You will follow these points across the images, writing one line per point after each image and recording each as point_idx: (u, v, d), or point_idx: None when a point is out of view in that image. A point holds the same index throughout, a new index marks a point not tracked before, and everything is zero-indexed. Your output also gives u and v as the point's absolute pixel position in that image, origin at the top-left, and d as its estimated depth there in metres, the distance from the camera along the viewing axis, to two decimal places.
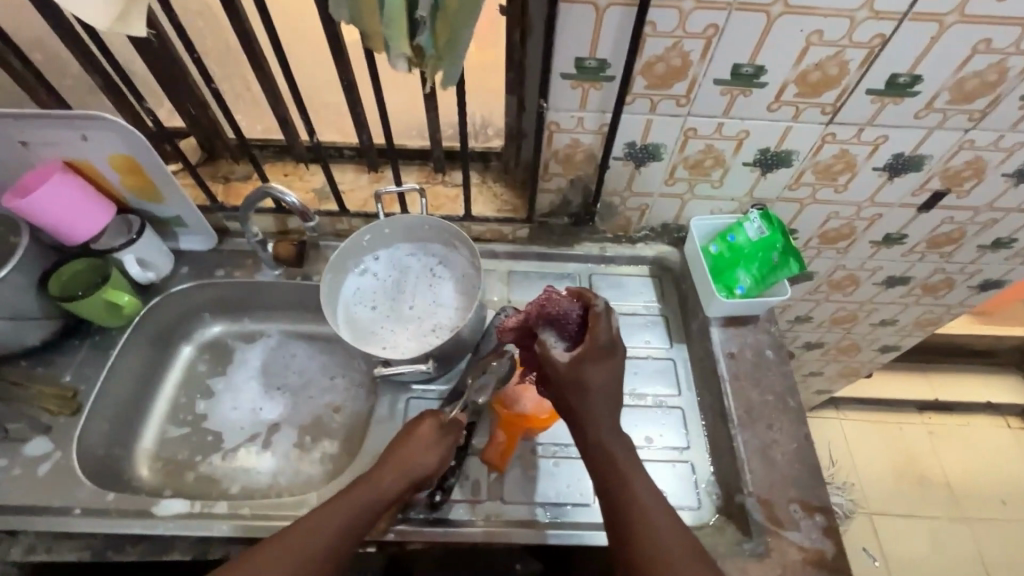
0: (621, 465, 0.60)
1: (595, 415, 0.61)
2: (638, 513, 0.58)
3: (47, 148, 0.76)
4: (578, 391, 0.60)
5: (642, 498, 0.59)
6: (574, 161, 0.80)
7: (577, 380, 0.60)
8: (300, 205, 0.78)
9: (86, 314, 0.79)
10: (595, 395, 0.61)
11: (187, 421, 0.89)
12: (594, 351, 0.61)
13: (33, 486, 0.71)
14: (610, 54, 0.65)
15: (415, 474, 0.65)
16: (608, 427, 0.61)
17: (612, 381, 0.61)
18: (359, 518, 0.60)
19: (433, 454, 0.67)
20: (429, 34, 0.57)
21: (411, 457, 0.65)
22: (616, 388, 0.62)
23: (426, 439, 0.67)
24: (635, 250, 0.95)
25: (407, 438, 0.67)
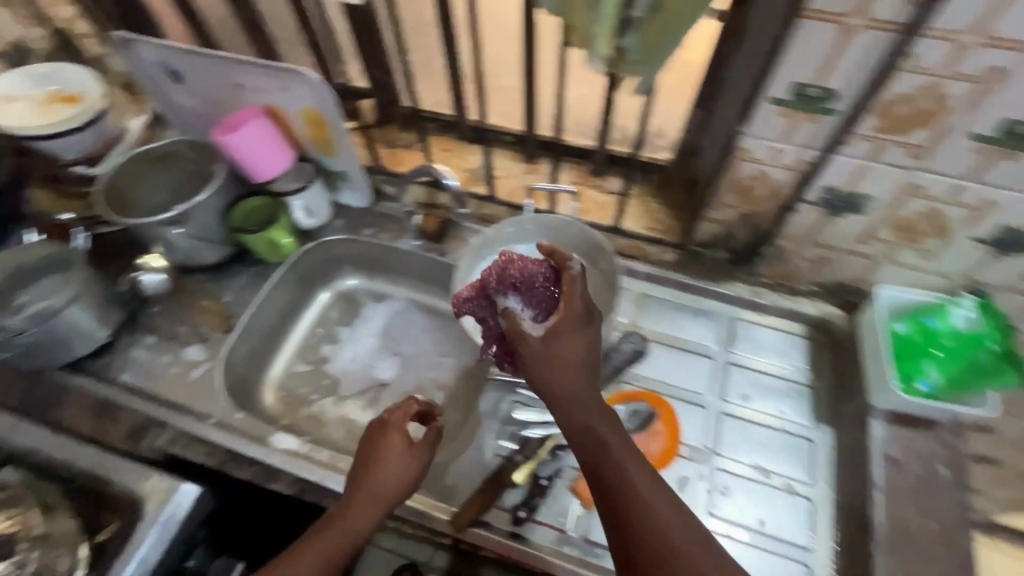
0: (612, 445, 0.56)
1: (571, 389, 0.58)
2: (635, 497, 0.53)
3: (255, 92, 0.84)
4: (553, 363, 0.58)
5: (639, 483, 0.54)
6: (753, 195, 0.70)
7: (547, 348, 0.58)
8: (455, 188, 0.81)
9: (254, 246, 0.88)
10: (577, 368, 0.58)
11: (311, 360, 0.96)
12: (565, 318, 0.59)
13: (185, 387, 0.81)
14: (843, 85, 0.55)
15: (395, 475, 0.63)
16: (593, 403, 0.58)
17: (589, 353, 0.59)
18: (359, 522, 0.61)
19: (402, 470, 0.64)
20: (636, 37, 0.52)
21: (387, 473, 0.63)
22: (586, 355, 0.59)
23: (389, 458, 0.64)
24: (794, 303, 0.84)
25: (382, 449, 0.65)
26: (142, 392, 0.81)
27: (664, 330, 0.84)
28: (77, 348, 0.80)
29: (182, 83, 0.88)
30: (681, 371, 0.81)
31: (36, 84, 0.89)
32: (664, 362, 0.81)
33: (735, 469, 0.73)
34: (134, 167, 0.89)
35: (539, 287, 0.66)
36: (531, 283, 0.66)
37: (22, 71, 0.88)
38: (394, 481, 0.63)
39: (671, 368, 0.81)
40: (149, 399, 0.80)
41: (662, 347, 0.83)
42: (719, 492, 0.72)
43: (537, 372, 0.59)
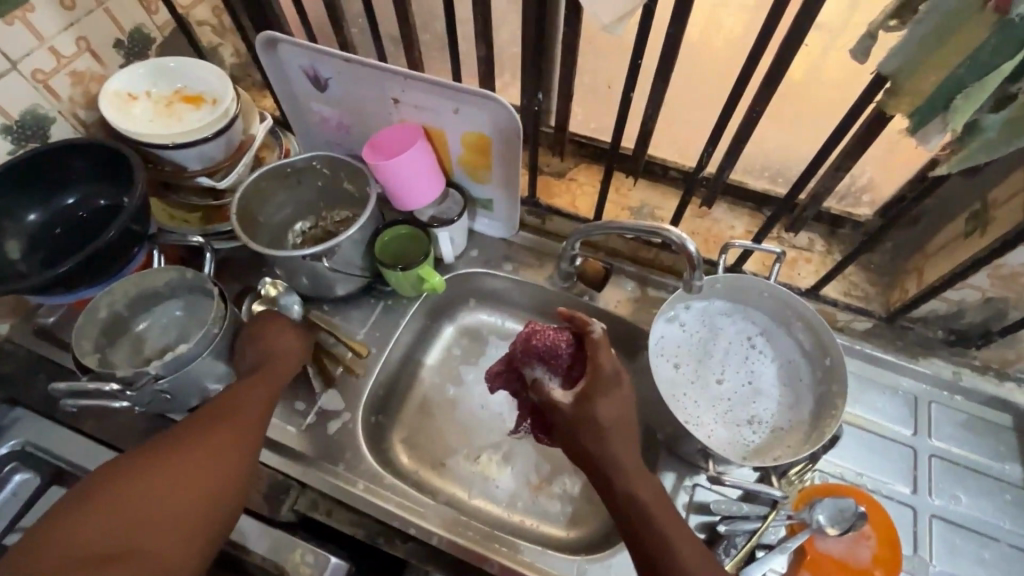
0: (652, 507, 0.55)
1: (614, 453, 0.58)
2: (672, 552, 0.53)
3: (414, 111, 0.74)
4: (592, 430, 0.59)
5: (675, 541, 0.54)
6: (1017, 282, 0.61)
7: (589, 416, 0.59)
8: (694, 255, 0.64)
9: (396, 283, 0.78)
10: (614, 433, 0.58)
11: (438, 404, 0.87)
12: (597, 381, 0.60)
13: (323, 442, 0.72)
14: None
15: (272, 356, 0.68)
16: (634, 467, 0.58)
17: (623, 414, 0.59)
18: (258, 401, 0.63)
19: (291, 339, 0.70)
20: (1006, 115, 0.42)
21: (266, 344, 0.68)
22: (627, 421, 0.60)
23: (278, 331, 0.70)
24: (1002, 389, 0.74)
25: (267, 327, 0.70)
26: (274, 444, 0.72)
27: (856, 410, 0.75)
28: (206, 390, 0.71)
29: (325, 91, 0.78)
30: (878, 462, 0.72)
31: (159, 80, 0.79)
32: (860, 450, 0.73)
33: None
34: (266, 182, 0.79)
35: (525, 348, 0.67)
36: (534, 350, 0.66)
37: (146, 65, 0.78)
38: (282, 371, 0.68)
39: (868, 458, 0.72)
40: (284, 453, 0.71)
41: (855, 432, 0.74)
42: None
43: (574, 440, 0.60)
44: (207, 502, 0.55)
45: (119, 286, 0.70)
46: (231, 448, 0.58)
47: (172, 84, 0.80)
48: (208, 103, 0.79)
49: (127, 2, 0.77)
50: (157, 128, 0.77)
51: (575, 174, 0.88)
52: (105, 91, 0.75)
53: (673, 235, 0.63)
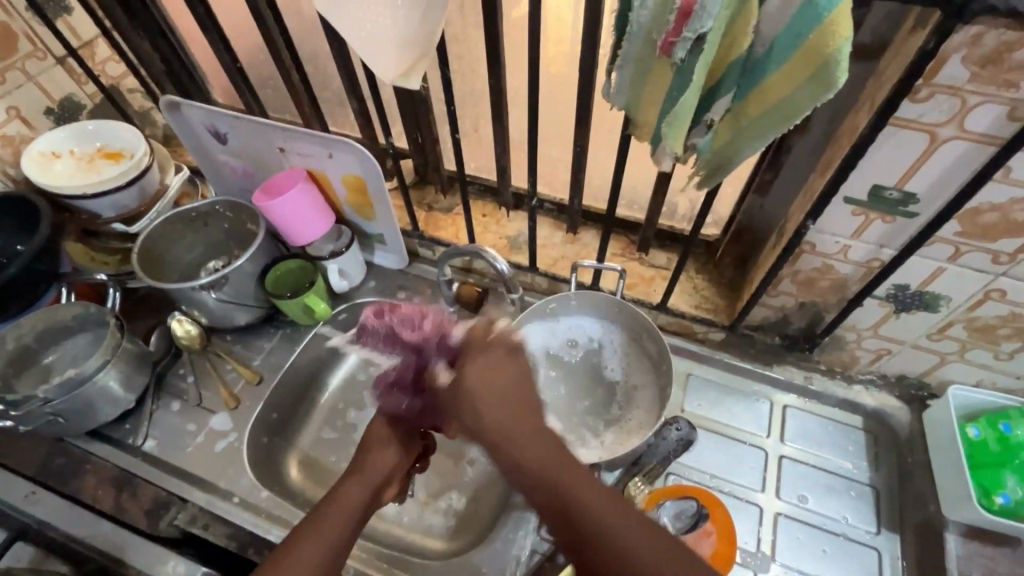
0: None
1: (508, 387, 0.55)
2: (553, 476, 0.43)
3: (299, 158, 0.84)
4: (455, 397, 0.46)
5: (563, 466, 0.43)
6: (816, 286, 0.67)
7: (458, 387, 0.46)
8: (507, 274, 0.72)
9: (288, 311, 0.86)
10: (478, 383, 0.45)
11: (338, 426, 0.92)
12: (477, 336, 0.48)
13: (209, 460, 0.77)
14: (925, 191, 0.52)
15: (391, 468, 0.62)
16: (496, 381, 0.45)
17: (506, 358, 0.46)
18: (357, 497, 0.58)
19: (396, 443, 0.64)
20: (711, 136, 0.50)
21: (377, 454, 0.62)
22: (504, 370, 0.46)
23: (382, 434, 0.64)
24: (851, 392, 0.79)
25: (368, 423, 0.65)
26: (163, 464, 0.77)
27: (712, 415, 0.80)
28: (101, 414, 0.77)
29: (226, 143, 0.88)
30: (730, 463, 0.76)
31: (81, 140, 0.90)
32: (713, 453, 0.77)
33: None
34: (173, 225, 0.88)
35: (417, 333, 0.59)
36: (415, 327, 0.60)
37: (67, 128, 0.88)
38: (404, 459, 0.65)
39: (721, 461, 0.76)
40: (170, 472, 0.76)
41: (710, 435, 0.78)
42: None
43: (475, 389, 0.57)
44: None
45: (27, 320, 0.77)
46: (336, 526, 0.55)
47: (93, 143, 0.90)
48: (124, 158, 0.89)
49: (57, 76, 0.89)
50: (75, 181, 0.87)
51: (460, 210, 0.96)
52: (29, 151, 0.86)
53: (491, 256, 0.71)
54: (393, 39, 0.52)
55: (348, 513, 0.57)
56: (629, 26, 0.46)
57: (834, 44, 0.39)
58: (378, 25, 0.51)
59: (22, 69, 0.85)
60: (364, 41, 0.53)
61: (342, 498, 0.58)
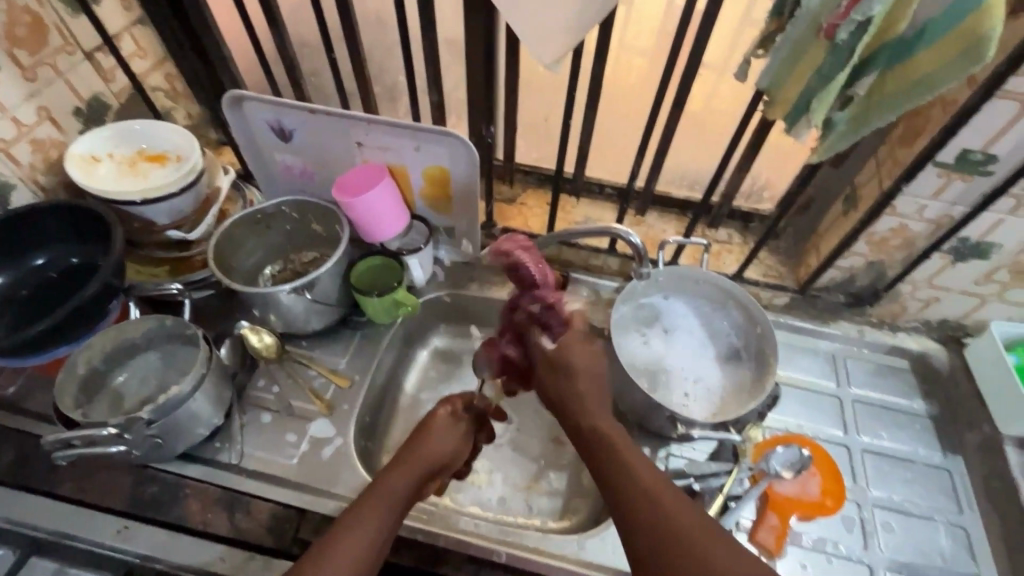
0: (617, 445, 0.63)
1: (581, 400, 0.69)
2: (630, 473, 0.59)
3: (377, 152, 0.82)
4: (561, 363, 0.71)
5: (633, 463, 0.61)
6: (888, 245, 0.76)
7: (566, 362, 0.71)
8: (641, 249, 0.74)
9: (374, 309, 0.83)
10: (567, 369, 0.71)
11: (423, 423, 0.91)
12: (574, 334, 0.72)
13: (320, 469, 0.74)
14: (1006, 152, 0.61)
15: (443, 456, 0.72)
16: (597, 411, 0.68)
17: (591, 364, 0.71)
18: (406, 481, 0.65)
19: (450, 438, 0.74)
20: (848, 111, 0.56)
21: (431, 445, 0.71)
22: (596, 372, 0.71)
23: (441, 424, 0.74)
24: (897, 339, 0.89)
25: (431, 415, 0.74)
26: (270, 478, 0.73)
27: (788, 372, 0.87)
28: (195, 434, 0.71)
29: (289, 141, 0.84)
30: (813, 413, 0.84)
31: (122, 142, 0.82)
32: (796, 404, 0.85)
33: (892, 505, 0.76)
34: (239, 228, 0.83)
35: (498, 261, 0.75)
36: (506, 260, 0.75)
37: (111, 128, 0.81)
38: (450, 458, 0.73)
39: (805, 411, 0.84)
40: (281, 485, 0.72)
41: (790, 389, 0.86)
42: (885, 531, 0.74)
43: (558, 395, 0.71)
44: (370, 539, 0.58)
45: (97, 341, 0.70)
46: (397, 503, 0.63)
47: (135, 145, 0.83)
48: (173, 161, 0.82)
49: (86, 72, 0.81)
50: (123, 186, 0.79)
51: (524, 199, 0.99)
52: (68, 155, 0.78)
53: (621, 231, 0.73)
54: (559, 25, 0.54)
55: (394, 490, 0.64)
56: (797, 12, 0.51)
57: (989, 25, 0.46)
58: (548, 14, 0.54)
59: (52, 65, 0.76)
60: (528, 28, 0.55)
61: (391, 476, 0.65)
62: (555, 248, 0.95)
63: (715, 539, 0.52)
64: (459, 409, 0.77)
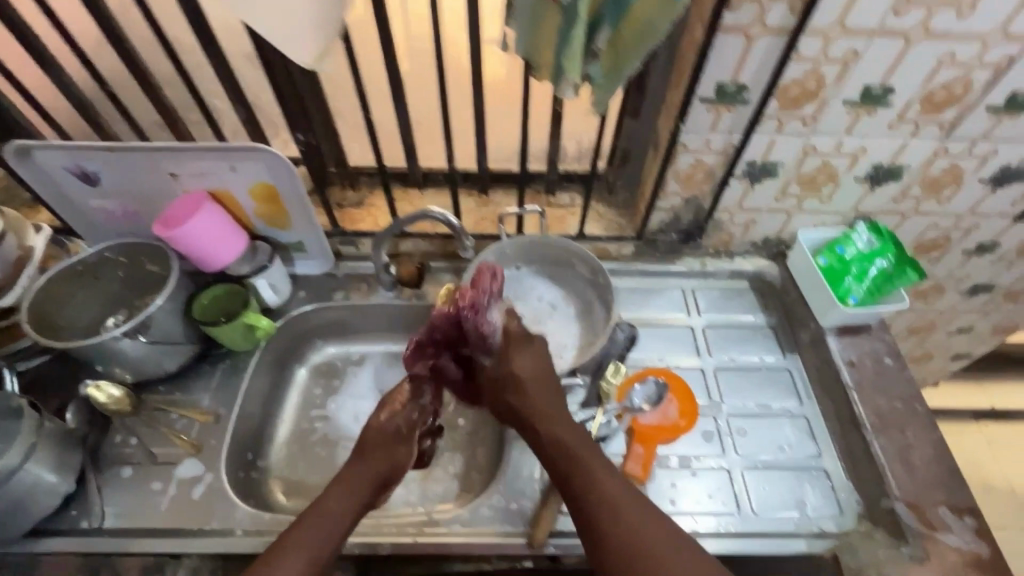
0: (568, 442, 0.65)
1: (547, 408, 0.69)
2: (597, 484, 0.60)
3: (195, 179, 0.80)
4: (510, 377, 0.72)
5: (595, 465, 0.62)
6: (694, 180, 0.83)
7: (512, 370, 0.72)
8: (457, 225, 0.78)
9: (224, 338, 0.82)
10: (546, 381, 0.72)
11: (310, 441, 0.91)
12: (513, 339, 0.74)
13: (189, 509, 0.72)
14: (751, 80, 0.69)
15: (390, 462, 0.71)
16: (546, 412, 0.69)
17: (537, 370, 0.73)
18: (356, 490, 0.66)
19: (400, 445, 0.73)
20: (601, 63, 0.61)
21: (382, 446, 0.72)
22: (540, 368, 0.73)
23: (389, 428, 0.74)
24: (735, 264, 0.97)
25: (367, 423, 0.74)
26: (136, 532, 0.70)
27: (645, 313, 0.94)
28: (42, 507, 0.67)
29: (98, 184, 0.80)
30: (669, 344, 0.91)
31: None
32: (653, 340, 0.91)
33: (745, 412, 0.84)
34: (60, 283, 0.79)
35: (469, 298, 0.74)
36: (454, 320, 0.75)
37: None
38: (405, 458, 0.73)
39: (663, 346, 0.91)
40: (150, 536, 0.70)
41: (647, 329, 0.92)
42: (738, 435, 0.81)
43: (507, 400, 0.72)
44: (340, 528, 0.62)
45: None
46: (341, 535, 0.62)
47: None
48: None
49: None
50: None
51: (372, 201, 0.98)
52: None
53: (438, 213, 0.77)
54: (306, 23, 0.55)
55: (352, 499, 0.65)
56: None
57: None
58: (292, 15, 0.54)
59: None
60: (275, 30, 0.55)
61: (345, 480, 0.67)
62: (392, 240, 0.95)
63: (675, 549, 0.55)
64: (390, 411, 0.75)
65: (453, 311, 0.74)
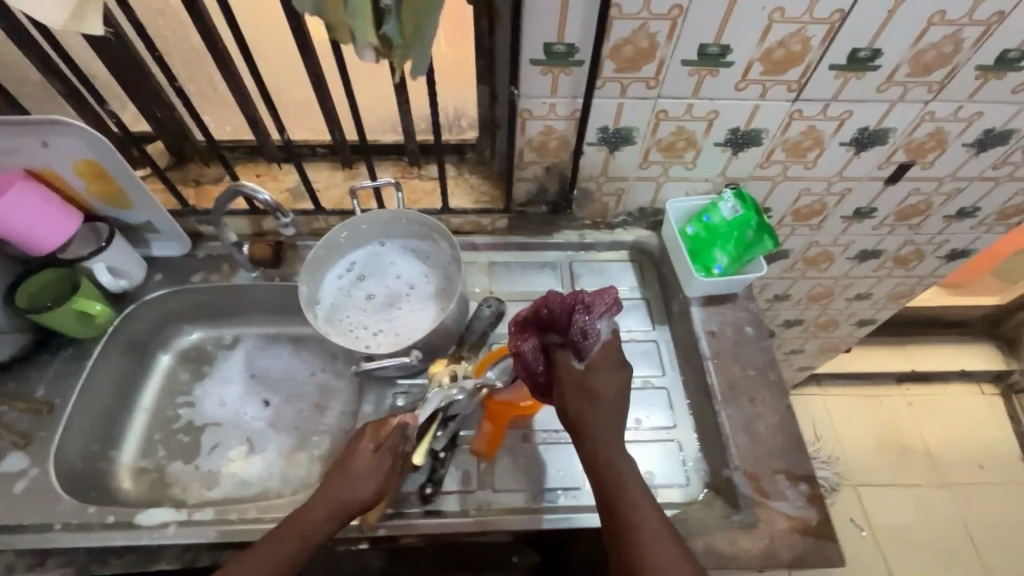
0: (622, 465, 0.62)
1: (599, 427, 0.63)
2: (630, 509, 0.60)
3: (8, 157, 0.74)
4: (590, 394, 0.64)
5: (630, 485, 0.61)
6: (549, 148, 0.80)
7: (593, 388, 0.64)
8: (273, 203, 0.77)
9: (55, 324, 0.77)
10: (588, 395, 0.64)
11: (170, 428, 0.88)
12: (608, 359, 0.66)
13: (11, 504, 0.69)
14: (578, 39, 0.65)
15: (363, 497, 0.64)
16: (615, 430, 0.64)
17: (620, 390, 0.65)
18: (318, 528, 0.61)
19: (371, 480, 0.65)
20: (396, 22, 0.57)
21: (354, 479, 0.64)
22: (622, 392, 0.66)
23: (363, 459, 0.66)
24: (614, 235, 0.95)
25: (351, 452, 0.66)
26: None
27: (517, 288, 0.92)
28: None
29: None
30: None
31: None
32: None
33: None
34: None
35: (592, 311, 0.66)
36: (563, 308, 0.66)
37: None
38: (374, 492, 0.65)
39: None
40: None
41: (517, 304, 0.90)
42: None
43: (605, 418, 0.63)
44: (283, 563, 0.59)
45: None
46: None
47: None
48: None
49: None
50: None
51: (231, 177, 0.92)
52: None
53: (250, 188, 0.75)
54: None
55: (308, 535, 0.61)
56: None
57: None
58: None
59: None
60: None
61: (304, 515, 0.62)
62: (252, 219, 0.91)
63: (685, 563, 0.58)
64: (383, 443, 0.67)
65: (569, 300, 0.66)
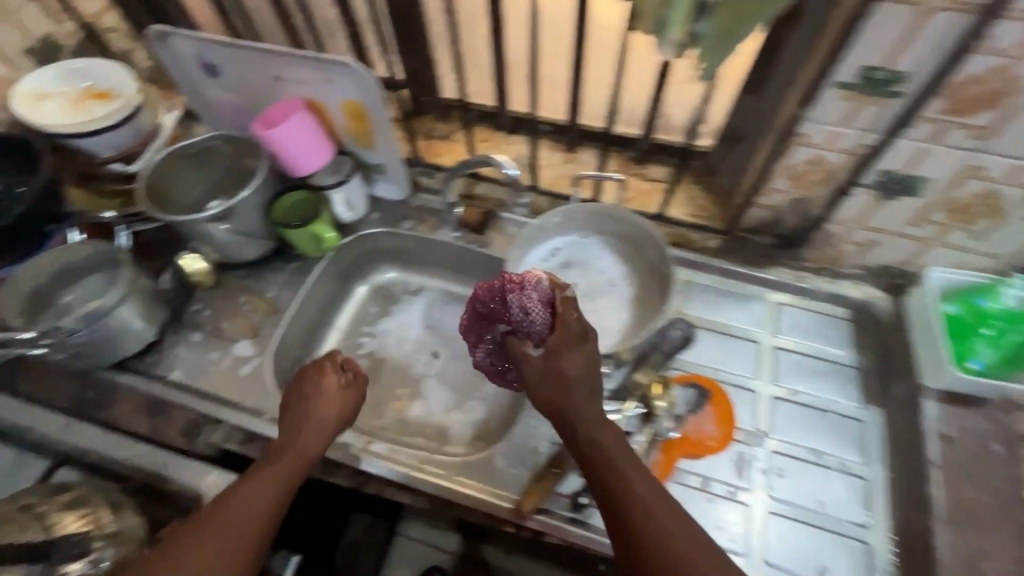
0: (613, 453, 0.58)
1: (570, 407, 0.60)
2: (642, 505, 0.55)
3: (296, 86, 0.84)
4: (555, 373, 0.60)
5: (633, 478, 0.56)
6: (807, 179, 0.71)
7: (556, 370, 0.60)
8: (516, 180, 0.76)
9: (295, 241, 0.87)
10: (555, 374, 0.60)
11: (353, 352, 0.96)
12: (563, 339, 0.61)
13: (237, 384, 0.81)
14: (910, 68, 0.55)
15: (326, 425, 0.66)
16: (595, 417, 0.60)
17: (590, 368, 0.61)
18: (281, 478, 0.61)
19: (333, 407, 0.67)
20: (713, 21, 0.52)
21: (318, 416, 0.66)
22: (593, 376, 0.61)
23: (323, 393, 0.67)
24: (838, 288, 0.83)
25: (316, 390, 0.67)
26: (192, 390, 0.81)
27: (711, 316, 0.84)
28: (126, 347, 0.79)
29: (218, 77, 0.87)
30: (729, 355, 0.81)
31: (70, 81, 0.88)
32: (711, 348, 0.81)
33: (791, 451, 0.73)
34: (172, 162, 0.88)
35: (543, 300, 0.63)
36: (496, 295, 0.66)
37: (55, 69, 0.87)
38: (330, 422, 0.66)
39: (720, 355, 0.81)
40: (202, 396, 0.80)
41: (709, 334, 0.83)
42: (777, 475, 0.72)
43: (575, 400, 0.60)
44: (257, 511, 0.58)
45: (41, 261, 0.79)
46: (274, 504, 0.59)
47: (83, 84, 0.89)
48: (114, 97, 0.87)
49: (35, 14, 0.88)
50: (69, 119, 0.85)
51: (458, 136, 0.97)
52: (17, 91, 0.84)
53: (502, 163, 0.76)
54: None
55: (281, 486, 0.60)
56: None
57: None
58: None
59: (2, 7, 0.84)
60: None
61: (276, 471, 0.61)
62: (464, 180, 0.96)
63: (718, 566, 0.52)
64: (352, 375, 0.71)
65: (497, 287, 0.66)
